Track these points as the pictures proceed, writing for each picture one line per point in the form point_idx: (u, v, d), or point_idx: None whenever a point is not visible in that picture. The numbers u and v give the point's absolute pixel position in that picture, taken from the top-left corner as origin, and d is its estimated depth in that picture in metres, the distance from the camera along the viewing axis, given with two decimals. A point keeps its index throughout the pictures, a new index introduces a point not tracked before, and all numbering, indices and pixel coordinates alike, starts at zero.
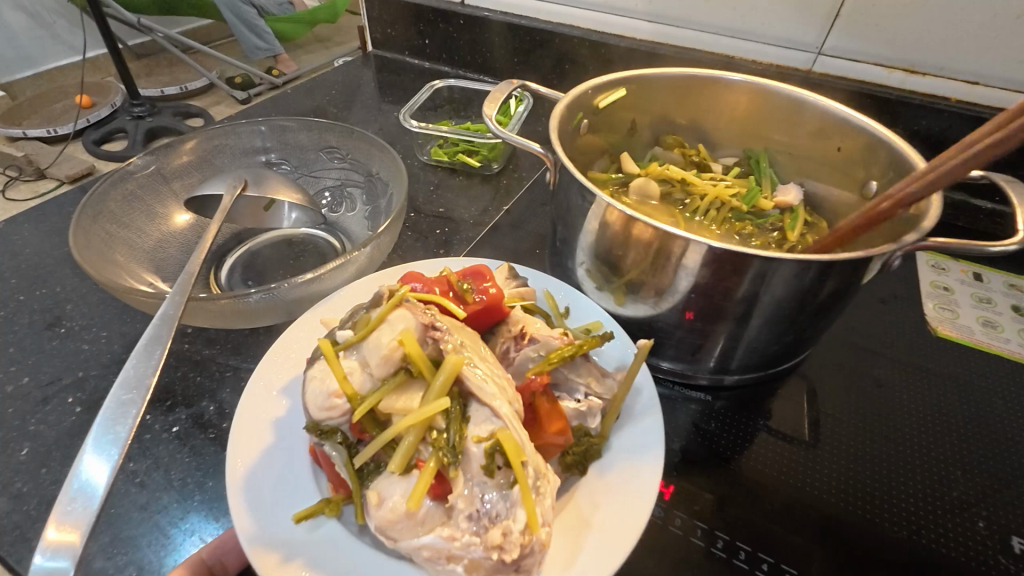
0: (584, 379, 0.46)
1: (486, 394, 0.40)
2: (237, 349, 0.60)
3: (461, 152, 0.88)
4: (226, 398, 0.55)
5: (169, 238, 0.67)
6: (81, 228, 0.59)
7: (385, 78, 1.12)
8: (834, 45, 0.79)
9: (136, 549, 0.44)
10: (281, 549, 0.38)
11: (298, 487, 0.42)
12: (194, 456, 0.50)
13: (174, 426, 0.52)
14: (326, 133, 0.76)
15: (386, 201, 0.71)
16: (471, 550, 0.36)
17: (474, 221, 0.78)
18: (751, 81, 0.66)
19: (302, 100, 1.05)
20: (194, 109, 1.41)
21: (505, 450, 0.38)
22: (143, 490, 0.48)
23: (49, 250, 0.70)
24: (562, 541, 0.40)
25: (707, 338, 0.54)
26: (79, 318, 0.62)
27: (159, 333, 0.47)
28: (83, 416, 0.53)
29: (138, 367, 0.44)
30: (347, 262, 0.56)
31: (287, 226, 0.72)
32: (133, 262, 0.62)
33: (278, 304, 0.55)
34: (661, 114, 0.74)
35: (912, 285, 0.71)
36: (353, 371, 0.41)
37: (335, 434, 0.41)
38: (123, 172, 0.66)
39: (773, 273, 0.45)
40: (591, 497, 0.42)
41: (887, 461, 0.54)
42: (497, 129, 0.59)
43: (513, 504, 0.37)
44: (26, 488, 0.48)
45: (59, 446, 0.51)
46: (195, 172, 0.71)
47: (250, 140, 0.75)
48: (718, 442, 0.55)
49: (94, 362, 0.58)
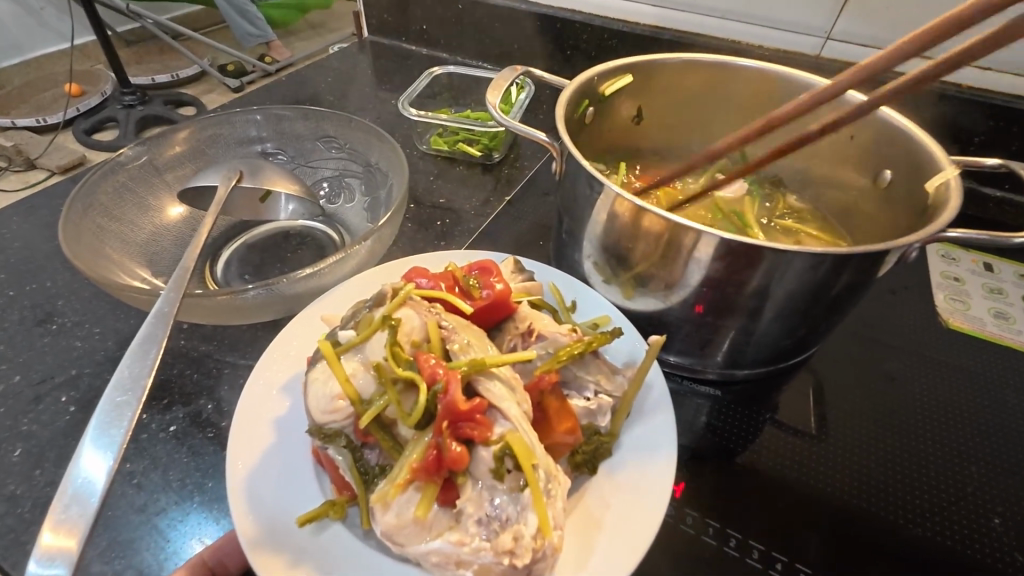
0: (594, 377, 0.44)
1: (496, 396, 0.39)
2: (235, 345, 0.58)
3: (461, 141, 0.86)
4: (225, 396, 0.54)
5: (162, 231, 0.65)
6: (71, 223, 0.57)
7: (382, 64, 1.10)
8: (843, 29, 0.76)
9: (134, 553, 0.43)
10: (286, 554, 0.37)
11: (301, 489, 0.40)
12: (192, 456, 0.49)
13: (171, 426, 0.51)
14: (323, 121, 0.74)
15: (386, 192, 0.69)
16: (480, 554, 0.35)
17: (475, 213, 0.77)
18: (763, 67, 0.64)
19: (298, 87, 1.03)
20: (187, 98, 1.38)
21: (515, 453, 0.37)
22: (140, 491, 0.46)
23: (39, 244, 0.68)
24: (574, 543, 0.39)
25: (715, 333, 0.52)
26: (71, 314, 0.61)
27: (154, 331, 0.45)
28: (77, 415, 0.52)
29: (133, 367, 0.43)
30: (348, 257, 0.55)
31: (285, 218, 0.70)
32: (126, 256, 0.60)
33: (276, 300, 0.54)
34: (669, 102, 0.72)
35: (922, 276, 0.70)
36: (355, 372, 0.40)
37: (338, 437, 0.39)
38: (114, 163, 0.63)
39: (787, 266, 0.44)
40: (601, 497, 0.41)
41: (899, 454, 0.53)
42: (500, 117, 0.57)
43: (523, 507, 0.36)
44: (20, 490, 0.47)
45: (53, 447, 0.50)
46: (189, 162, 0.69)
47: (244, 129, 0.73)
48: (727, 436, 0.54)
49: (88, 360, 0.56)
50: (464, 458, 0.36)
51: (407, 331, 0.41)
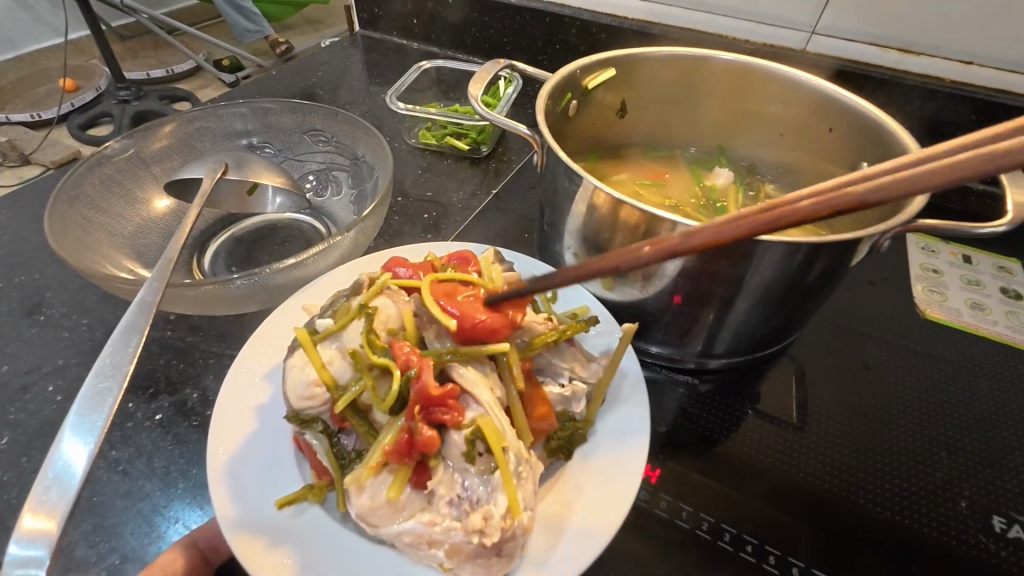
0: (568, 364, 0.46)
1: (469, 381, 0.40)
2: (221, 336, 0.59)
3: (450, 135, 0.87)
4: (210, 385, 0.54)
5: (150, 223, 0.66)
6: (57, 215, 0.58)
7: (374, 59, 1.10)
8: (828, 24, 0.77)
9: (119, 537, 0.44)
10: (264, 535, 0.38)
11: (280, 473, 0.41)
12: (177, 444, 0.50)
13: (157, 414, 0.52)
14: (310, 115, 0.74)
15: (372, 184, 0.70)
16: (451, 534, 0.36)
17: (462, 206, 0.77)
18: (742, 60, 0.65)
19: (288, 82, 1.03)
20: (181, 93, 1.38)
21: (486, 436, 0.38)
22: (126, 478, 0.47)
23: (28, 237, 0.69)
24: (543, 525, 0.39)
25: (693, 323, 0.53)
26: (59, 305, 0.61)
27: (136, 321, 0.46)
28: (64, 404, 0.53)
29: (114, 355, 0.44)
30: (331, 247, 0.55)
31: (273, 211, 0.70)
32: (113, 248, 0.61)
33: (260, 290, 0.54)
34: (652, 97, 0.72)
35: (902, 268, 0.71)
36: (332, 359, 0.41)
37: (315, 423, 0.41)
38: (100, 156, 0.64)
39: (760, 255, 0.45)
40: (574, 482, 0.42)
41: (872, 441, 0.54)
42: (483, 110, 0.58)
43: (494, 488, 0.37)
44: (7, 477, 0.47)
45: (40, 435, 0.50)
46: (176, 155, 0.70)
47: (231, 123, 0.73)
48: (704, 424, 0.55)
49: (76, 350, 0.57)
50: (435, 441, 0.38)
51: (384, 319, 0.43)
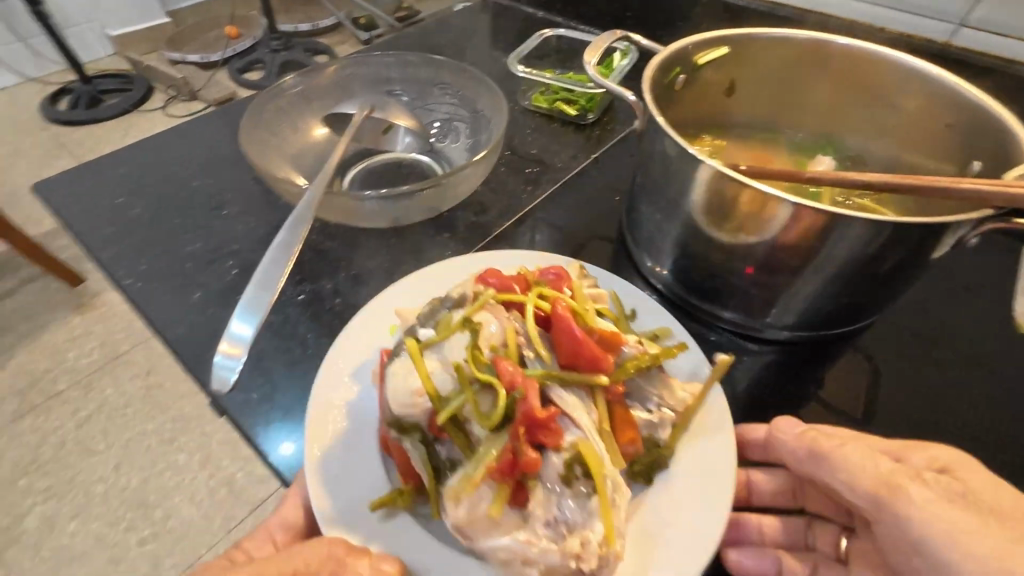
0: (657, 391, 0.52)
1: (568, 405, 0.49)
2: (351, 245, 0.72)
3: (560, 101, 0.94)
4: (341, 281, 0.68)
5: (308, 147, 0.80)
6: (246, 132, 0.73)
7: (499, 23, 1.18)
8: (978, 18, 0.81)
9: (271, 377, 0.58)
10: (358, 535, 0.46)
11: (368, 475, 0.49)
12: (314, 320, 0.64)
13: (301, 295, 0.66)
14: (442, 70, 0.85)
15: (486, 136, 0.79)
16: (548, 555, 0.44)
17: (562, 166, 0.85)
18: (856, 46, 0.65)
19: (422, 39, 1.15)
20: (323, 47, 1.62)
21: (586, 462, 0.46)
22: (277, 337, 0.62)
23: (216, 149, 0.87)
24: (630, 554, 0.46)
25: (765, 292, 0.57)
26: (237, 205, 0.78)
27: (303, 214, 0.62)
28: (237, 277, 0.69)
29: (288, 237, 0.61)
30: (447, 183, 0.67)
31: (401, 149, 0.82)
32: (281, 164, 0.76)
33: (388, 210, 0.68)
34: (762, 79, 0.74)
35: (1002, 282, 0.70)
36: (434, 370, 0.50)
37: (413, 431, 0.49)
38: (278, 89, 0.79)
39: (837, 232, 0.48)
40: (657, 513, 0.47)
41: (925, 433, 0.56)
42: (595, 74, 0.64)
43: (591, 515, 0.45)
44: (199, 321, 0.64)
45: (220, 296, 0.67)
46: (332, 95, 0.84)
47: (377, 70, 0.86)
48: (757, 387, 0.60)
49: (246, 240, 0.73)
50: (538, 463, 0.46)
51: (487, 336, 0.51)
